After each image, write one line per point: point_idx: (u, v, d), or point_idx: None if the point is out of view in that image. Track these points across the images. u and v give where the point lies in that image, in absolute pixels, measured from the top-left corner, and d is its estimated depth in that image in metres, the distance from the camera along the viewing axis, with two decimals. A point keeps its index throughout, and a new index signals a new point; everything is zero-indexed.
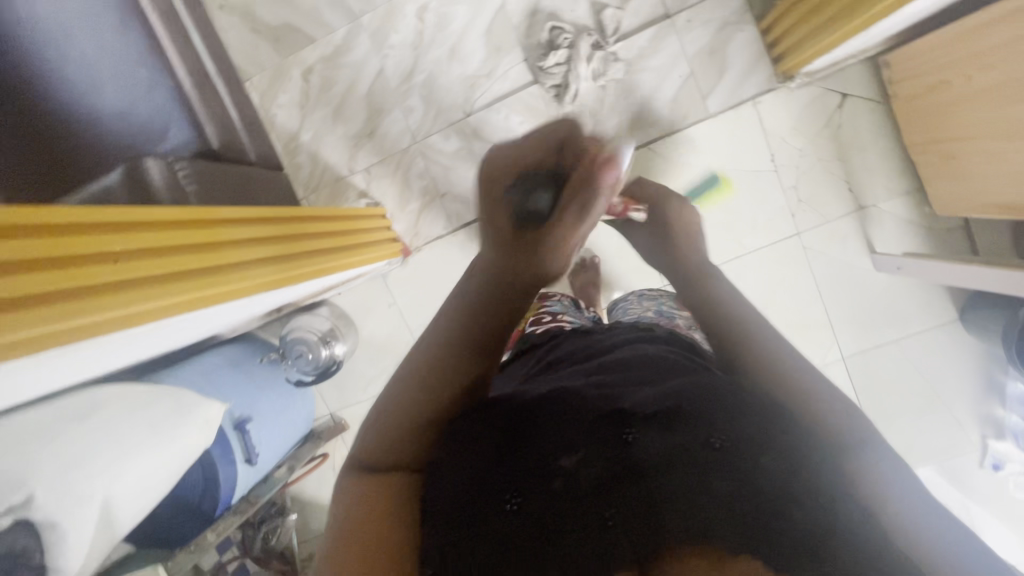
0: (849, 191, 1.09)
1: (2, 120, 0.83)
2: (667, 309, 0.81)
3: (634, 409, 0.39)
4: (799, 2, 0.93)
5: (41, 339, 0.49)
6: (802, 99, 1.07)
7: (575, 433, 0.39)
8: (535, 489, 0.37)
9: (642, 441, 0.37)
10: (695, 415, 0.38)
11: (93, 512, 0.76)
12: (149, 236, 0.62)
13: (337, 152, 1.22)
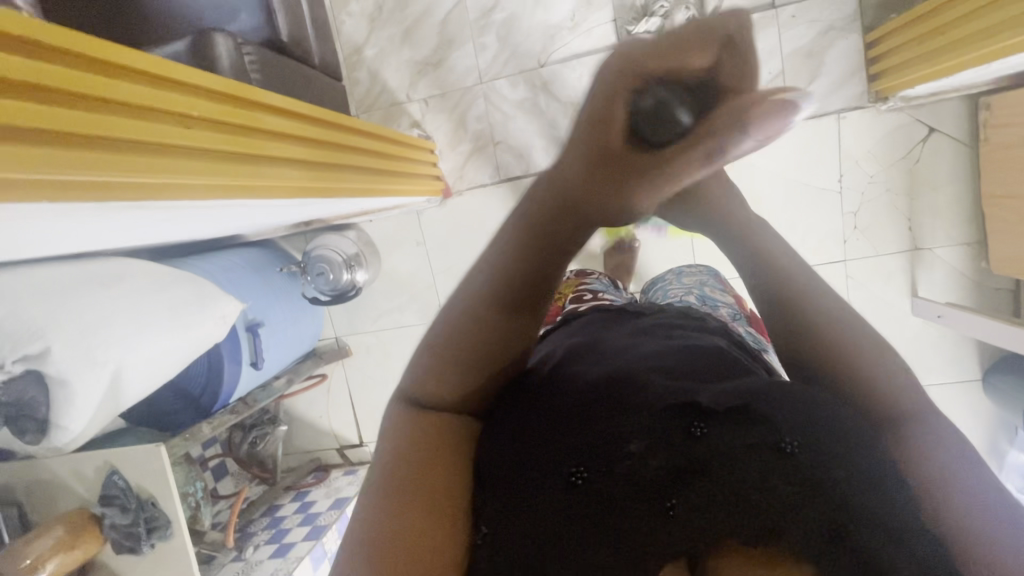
0: (908, 229, 1.06)
1: None
2: (708, 293, 0.75)
3: (708, 397, 0.31)
4: (916, 20, 0.88)
5: (96, 187, 0.47)
6: (887, 124, 1.03)
7: (638, 418, 0.31)
8: (594, 472, 0.30)
9: (717, 435, 0.29)
10: (783, 409, 0.29)
11: (102, 385, 0.73)
12: (202, 109, 0.59)
13: (398, 76, 1.17)
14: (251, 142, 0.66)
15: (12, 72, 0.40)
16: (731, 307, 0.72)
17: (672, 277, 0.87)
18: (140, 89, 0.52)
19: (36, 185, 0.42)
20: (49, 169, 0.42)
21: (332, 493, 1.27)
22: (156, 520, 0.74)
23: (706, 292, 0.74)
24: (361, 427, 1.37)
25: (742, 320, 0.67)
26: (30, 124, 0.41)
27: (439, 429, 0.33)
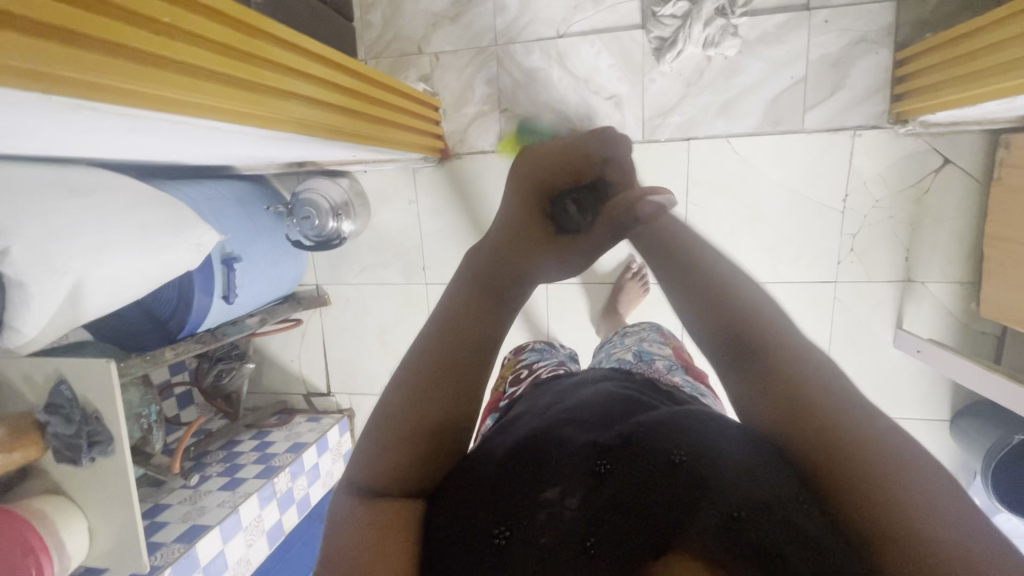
0: (905, 260, 1.04)
1: None
2: (646, 345, 0.74)
3: (607, 439, 0.35)
4: (949, 43, 0.85)
5: (92, 89, 0.45)
6: (902, 148, 0.99)
7: (551, 466, 0.34)
8: (524, 523, 0.31)
9: (617, 475, 0.33)
10: (657, 443, 0.33)
11: (61, 293, 0.72)
12: (216, 29, 0.56)
13: (412, 25, 1.13)
14: (261, 73, 0.64)
15: None
16: (669, 356, 0.71)
17: (618, 336, 0.85)
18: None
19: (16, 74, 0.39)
20: (55, 66, 0.41)
21: (291, 437, 1.28)
22: (98, 434, 0.73)
23: (645, 345, 0.73)
24: (330, 377, 1.37)
25: (681, 369, 0.66)
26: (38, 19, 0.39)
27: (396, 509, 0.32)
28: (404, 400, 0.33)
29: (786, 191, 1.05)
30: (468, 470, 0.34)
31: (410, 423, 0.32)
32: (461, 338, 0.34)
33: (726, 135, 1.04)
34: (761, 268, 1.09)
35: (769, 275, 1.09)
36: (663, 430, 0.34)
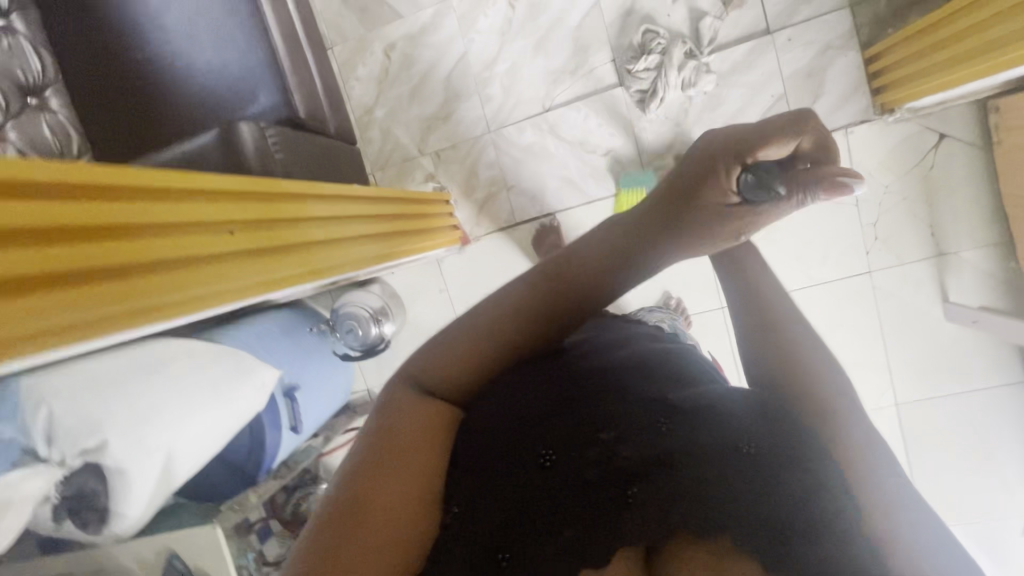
0: (931, 235, 1.06)
1: (117, 95, 0.94)
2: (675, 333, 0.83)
3: (677, 401, 0.40)
4: (914, 36, 0.90)
5: (177, 304, 0.49)
6: (897, 134, 1.03)
7: (617, 416, 0.40)
8: (568, 456, 0.39)
9: (678, 434, 0.38)
10: (728, 411, 0.39)
11: (155, 471, 0.77)
12: (256, 211, 0.62)
13: (408, 132, 1.21)
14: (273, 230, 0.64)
15: (99, 219, 0.44)
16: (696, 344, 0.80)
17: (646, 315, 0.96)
18: (193, 203, 0.54)
19: (128, 316, 0.45)
20: (125, 301, 0.44)
21: None
22: None
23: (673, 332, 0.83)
24: None
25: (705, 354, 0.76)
26: (27, 273, 0.37)
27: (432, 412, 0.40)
28: (467, 325, 0.41)
29: None
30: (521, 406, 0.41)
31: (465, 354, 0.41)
32: (530, 313, 0.41)
33: None
34: (793, 274, 1.12)
35: (803, 280, 1.11)
36: (724, 397, 0.40)
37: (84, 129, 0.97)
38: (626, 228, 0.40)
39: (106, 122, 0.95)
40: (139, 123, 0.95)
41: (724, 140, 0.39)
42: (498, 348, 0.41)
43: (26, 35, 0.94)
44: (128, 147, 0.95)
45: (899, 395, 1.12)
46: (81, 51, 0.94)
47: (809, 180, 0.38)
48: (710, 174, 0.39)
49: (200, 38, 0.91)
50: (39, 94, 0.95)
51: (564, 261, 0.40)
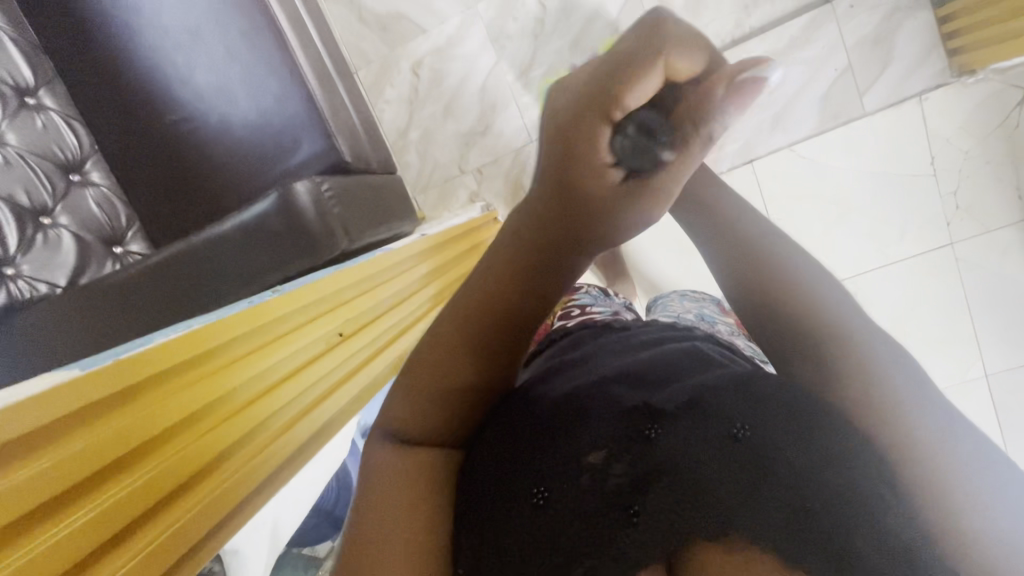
0: (1018, 199, 0.99)
1: (168, 167, 0.94)
2: (706, 312, 0.76)
3: (658, 402, 0.33)
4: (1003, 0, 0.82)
5: (232, 486, 0.43)
6: (976, 96, 0.95)
7: (596, 426, 0.34)
8: (560, 482, 0.32)
9: (667, 438, 0.32)
10: (713, 407, 0.32)
11: (264, 543, 0.76)
12: (312, 330, 0.57)
13: (446, 151, 1.16)
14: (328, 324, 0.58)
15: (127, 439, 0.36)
16: (731, 324, 0.72)
17: (675, 300, 0.85)
18: (240, 354, 0.47)
19: (175, 544, 0.37)
20: (171, 530, 0.37)
21: None
22: None
23: (705, 310, 0.76)
24: None
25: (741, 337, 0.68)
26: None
27: (426, 461, 0.34)
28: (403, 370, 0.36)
29: (868, 176, 1.02)
30: (506, 441, 0.35)
31: (416, 390, 0.35)
32: (453, 345, 0.34)
33: (790, 146, 1.04)
34: (868, 255, 1.06)
35: (879, 259, 1.06)
36: (730, 392, 0.33)
37: (138, 203, 0.97)
38: (527, 229, 0.32)
39: (159, 193, 0.95)
40: (192, 191, 0.94)
41: (575, 98, 0.28)
42: (443, 381, 0.34)
43: (58, 111, 0.93)
44: (187, 218, 0.95)
45: (991, 368, 1.05)
46: (120, 123, 0.93)
47: (717, 117, 0.28)
48: (573, 162, 0.29)
49: (236, 92, 0.88)
50: (80, 170, 0.95)
51: (479, 287, 0.34)
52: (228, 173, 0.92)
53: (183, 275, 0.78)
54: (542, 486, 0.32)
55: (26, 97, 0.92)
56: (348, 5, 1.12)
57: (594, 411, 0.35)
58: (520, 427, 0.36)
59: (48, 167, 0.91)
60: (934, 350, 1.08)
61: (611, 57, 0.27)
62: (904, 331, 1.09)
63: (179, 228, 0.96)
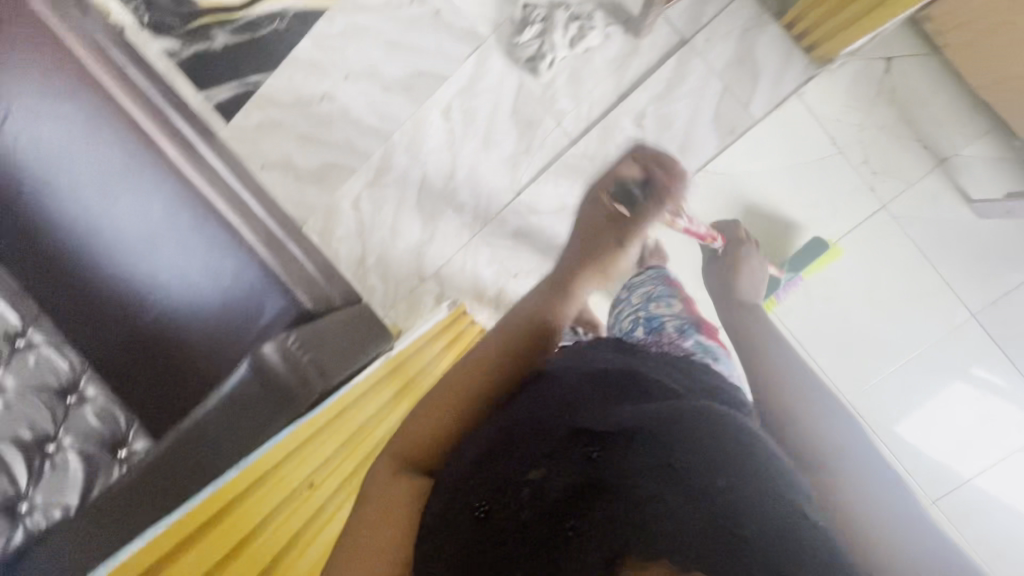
0: (924, 149, 1.06)
1: (156, 362, 1.01)
2: (654, 311, 0.85)
3: (602, 428, 0.45)
4: None
5: None
6: (846, 77, 1.05)
7: (543, 452, 0.45)
8: (506, 501, 0.43)
9: (604, 459, 0.43)
10: (658, 433, 0.43)
11: None
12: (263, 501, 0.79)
13: (403, 266, 1.24)
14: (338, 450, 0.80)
15: None
16: (678, 317, 0.82)
17: (625, 306, 0.92)
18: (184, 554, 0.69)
19: None
20: None
21: None
22: None
23: (651, 310, 0.84)
24: None
25: (691, 329, 0.78)
26: None
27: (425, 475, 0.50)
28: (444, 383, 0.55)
29: (783, 171, 1.09)
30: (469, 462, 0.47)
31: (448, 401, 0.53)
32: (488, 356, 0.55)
33: (705, 168, 1.10)
34: (815, 239, 1.11)
35: (826, 239, 1.10)
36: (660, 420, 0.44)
37: (134, 404, 1.03)
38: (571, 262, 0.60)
39: (151, 388, 1.02)
40: (180, 377, 1.00)
41: (596, 186, 0.63)
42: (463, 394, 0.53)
43: (48, 343, 1.02)
44: (181, 403, 1.01)
45: (972, 307, 1.09)
46: (107, 335, 1.02)
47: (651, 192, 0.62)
48: (594, 224, 0.62)
49: (200, 279, 0.99)
50: (77, 389, 1.01)
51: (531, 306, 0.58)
52: (209, 350, 0.99)
53: (185, 462, 0.80)
54: (525, 483, 0.44)
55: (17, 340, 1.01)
56: (285, 170, 1.26)
57: (563, 430, 0.46)
58: (481, 449, 0.47)
59: (46, 396, 0.98)
60: (913, 306, 1.10)
61: (608, 175, 0.63)
62: (880, 297, 1.11)
63: (174, 414, 1.01)
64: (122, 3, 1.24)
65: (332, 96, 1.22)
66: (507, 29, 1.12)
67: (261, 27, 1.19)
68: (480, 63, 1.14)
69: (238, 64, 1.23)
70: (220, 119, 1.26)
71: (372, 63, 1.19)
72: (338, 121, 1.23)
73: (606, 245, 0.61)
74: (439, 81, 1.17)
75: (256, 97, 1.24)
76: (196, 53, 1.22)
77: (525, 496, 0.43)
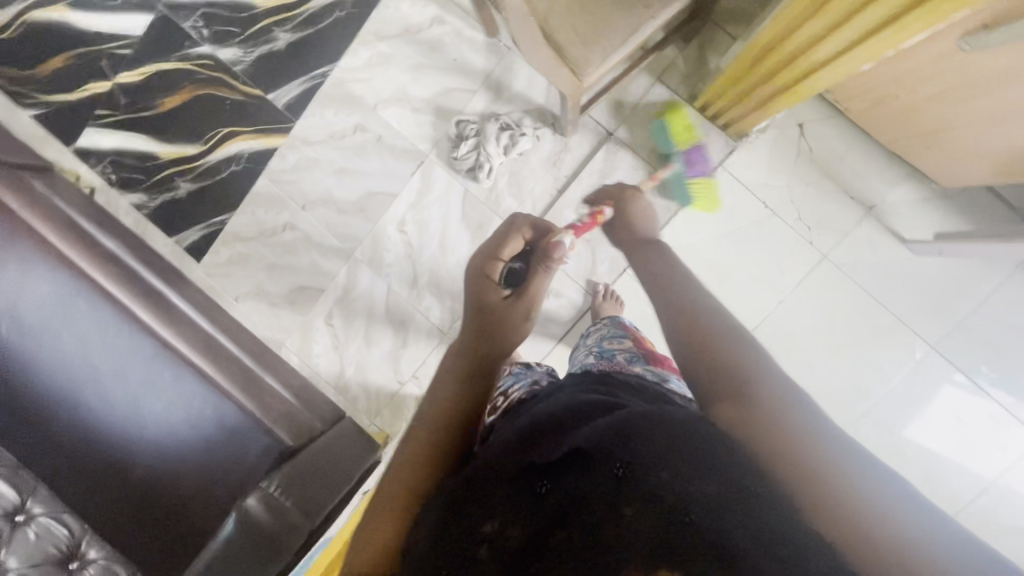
0: (851, 200, 1.11)
1: (145, 517, 1.03)
2: (606, 347, 0.82)
3: (545, 462, 0.47)
4: (740, 79, 0.99)
5: None
6: (763, 146, 1.12)
7: (496, 500, 0.45)
8: (462, 561, 0.42)
9: (552, 491, 0.45)
10: (595, 453, 0.45)
11: None
12: None
13: (381, 373, 1.28)
14: None
15: None
16: (629, 349, 0.79)
17: (580, 347, 0.91)
18: None
19: None
20: None
21: None
22: None
23: (604, 347, 0.82)
24: None
25: (641, 359, 0.75)
26: None
27: None
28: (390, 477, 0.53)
29: (724, 237, 1.14)
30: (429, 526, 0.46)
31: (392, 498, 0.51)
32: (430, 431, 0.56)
33: None
34: (767, 296, 1.14)
35: (777, 295, 1.14)
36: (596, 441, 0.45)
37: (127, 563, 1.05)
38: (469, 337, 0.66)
39: (144, 544, 1.04)
40: (169, 531, 1.02)
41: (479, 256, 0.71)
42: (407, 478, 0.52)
43: (46, 512, 1.06)
44: (174, 557, 1.02)
45: (931, 339, 1.11)
46: (100, 496, 1.05)
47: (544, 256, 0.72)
48: (479, 299, 0.69)
49: (179, 432, 1.01)
50: (79, 554, 1.06)
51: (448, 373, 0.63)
52: (201, 502, 1.01)
53: None
54: (483, 539, 0.43)
55: (16, 515, 1.05)
56: (258, 297, 1.31)
57: (513, 467, 0.47)
58: (438, 509, 0.47)
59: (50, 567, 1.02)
60: (874, 345, 1.13)
61: (486, 247, 0.71)
62: (840, 342, 1.14)
63: (172, 568, 1.02)
64: (88, 167, 1.32)
65: (293, 225, 1.28)
66: (446, 145, 1.21)
67: (221, 171, 1.29)
68: (425, 177, 1.22)
69: (203, 208, 1.30)
70: (191, 259, 1.32)
71: (326, 190, 1.26)
72: (301, 246, 1.29)
73: (507, 314, 0.68)
74: (390, 198, 1.24)
75: (222, 235, 1.31)
76: (164, 201, 1.31)
77: (485, 552, 0.43)
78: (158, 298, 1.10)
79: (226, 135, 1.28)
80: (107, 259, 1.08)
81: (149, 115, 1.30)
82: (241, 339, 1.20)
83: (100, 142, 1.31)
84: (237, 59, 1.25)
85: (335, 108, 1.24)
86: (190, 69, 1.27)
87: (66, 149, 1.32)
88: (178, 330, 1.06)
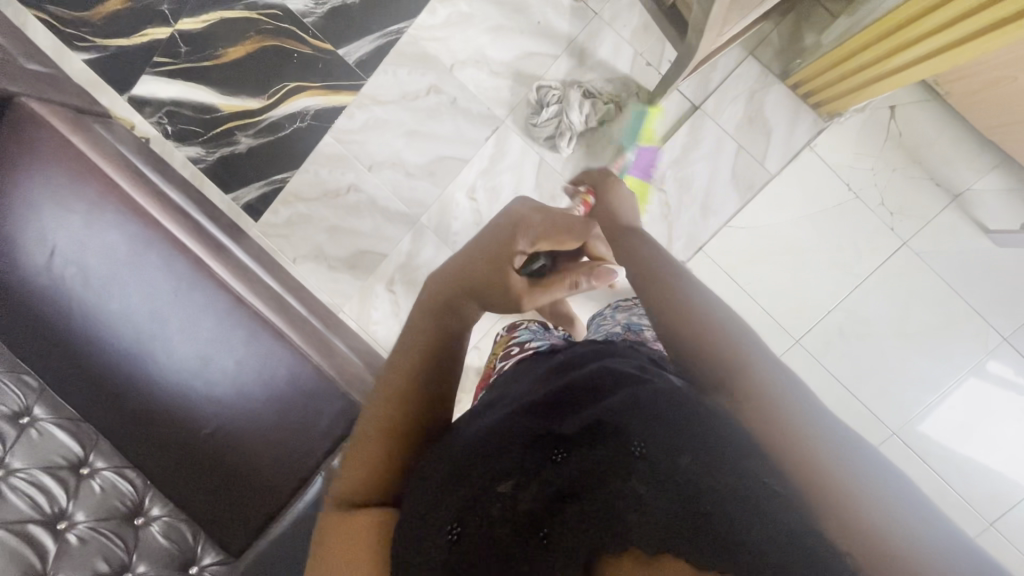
0: (938, 186, 1.10)
1: (211, 476, 1.01)
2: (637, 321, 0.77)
3: (563, 431, 0.44)
4: (840, 58, 0.98)
5: None
6: (854, 126, 1.10)
7: (506, 464, 0.43)
8: (472, 518, 0.41)
9: (567, 459, 0.42)
10: (620, 429, 0.42)
11: None
12: None
13: None
14: None
15: None
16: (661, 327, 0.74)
17: (607, 314, 0.84)
18: None
19: None
20: None
21: None
22: None
23: (636, 319, 0.76)
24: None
25: None
26: None
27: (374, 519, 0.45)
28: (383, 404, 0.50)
29: (804, 219, 1.13)
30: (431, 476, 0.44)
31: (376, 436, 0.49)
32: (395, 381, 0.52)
33: (726, 224, 1.13)
34: (844, 279, 1.13)
35: (854, 279, 1.13)
36: (622, 414, 0.43)
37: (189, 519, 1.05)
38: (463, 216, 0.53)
39: (210, 501, 1.02)
40: (237, 490, 1.01)
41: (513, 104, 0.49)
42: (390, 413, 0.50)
43: (109, 467, 1.04)
44: (243, 515, 1.01)
45: (1005, 330, 1.11)
46: (162, 453, 1.03)
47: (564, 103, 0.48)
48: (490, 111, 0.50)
49: (252, 390, 0.99)
50: (144, 511, 1.04)
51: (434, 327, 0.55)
52: (273, 463, 0.99)
53: None
54: (496, 497, 0.42)
55: (80, 468, 1.02)
56: (317, 260, 1.28)
57: (531, 430, 0.44)
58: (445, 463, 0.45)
59: (117, 522, 1.00)
60: (947, 335, 1.12)
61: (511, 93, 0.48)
62: (913, 330, 1.13)
63: (240, 524, 1.02)
64: (144, 116, 1.27)
65: (358, 187, 1.25)
66: (524, 111, 1.18)
67: (284, 127, 1.25)
68: (500, 143, 1.19)
69: (265, 165, 1.26)
70: (248, 217, 1.29)
71: (395, 152, 1.23)
72: (365, 209, 1.25)
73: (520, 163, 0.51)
74: (462, 163, 1.21)
75: (282, 194, 1.27)
76: (223, 157, 1.27)
77: (496, 512, 0.41)
78: (227, 252, 1.06)
79: (292, 90, 1.23)
80: (176, 209, 1.05)
81: (210, 65, 1.25)
82: (304, 299, 1.16)
83: (158, 92, 1.26)
84: (309, 10, 1.21)
85: (409, 67, 1.20)
86: (257, 18, 1.22)
87: (122, 96, 1.27)
88: (251, 286, 1.03)
